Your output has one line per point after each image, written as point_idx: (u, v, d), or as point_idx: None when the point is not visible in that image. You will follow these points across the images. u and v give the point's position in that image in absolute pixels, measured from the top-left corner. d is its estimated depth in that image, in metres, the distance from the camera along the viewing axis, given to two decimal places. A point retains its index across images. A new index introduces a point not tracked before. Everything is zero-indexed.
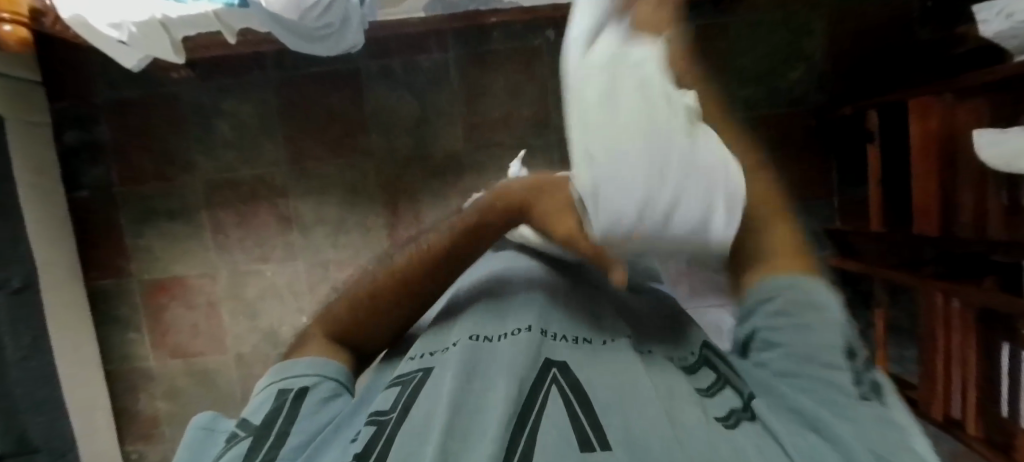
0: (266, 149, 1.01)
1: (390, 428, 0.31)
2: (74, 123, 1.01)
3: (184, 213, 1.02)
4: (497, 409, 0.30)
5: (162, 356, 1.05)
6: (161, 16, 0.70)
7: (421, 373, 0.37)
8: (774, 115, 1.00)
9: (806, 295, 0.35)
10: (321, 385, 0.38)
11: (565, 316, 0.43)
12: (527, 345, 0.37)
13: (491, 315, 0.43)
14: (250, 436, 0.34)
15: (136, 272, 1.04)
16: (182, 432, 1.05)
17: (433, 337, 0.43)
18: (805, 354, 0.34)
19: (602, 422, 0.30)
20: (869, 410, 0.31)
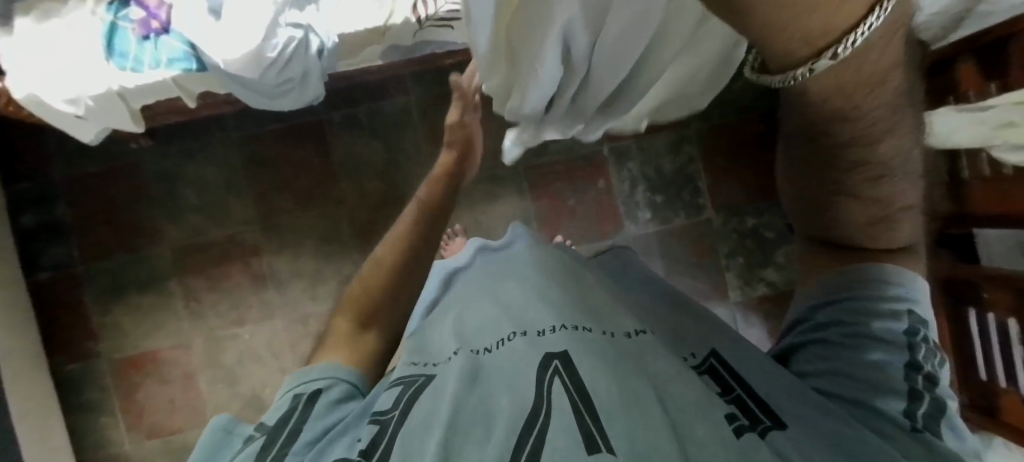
0: (235, 209, 1.00)
1: (392, 427, 0.32)
2: (32, 204, 0.98)
3: (153, 283, 1.00)
4: (499, 423, 0.29)
5: (138, 437, 0.99)
6: (118, 86, 0.70)
7: (423, 377, 0.36)
8: (725, 123, 1.06)
9: (889, 309, 0.37)
10: (335, 386, 0.38)
11: (561, 305, 0.40)
12: (525, 353, 0.35)
13: (484, 320, 0.41)
14: (263, 434, 0.34)
15: (105, 351, 1.00)
16: None
17: (428, 346, 0.42)
18: (864, 364, 0.36)
19: (606, 423, 0.27)
20: (917, 441, 0.31)
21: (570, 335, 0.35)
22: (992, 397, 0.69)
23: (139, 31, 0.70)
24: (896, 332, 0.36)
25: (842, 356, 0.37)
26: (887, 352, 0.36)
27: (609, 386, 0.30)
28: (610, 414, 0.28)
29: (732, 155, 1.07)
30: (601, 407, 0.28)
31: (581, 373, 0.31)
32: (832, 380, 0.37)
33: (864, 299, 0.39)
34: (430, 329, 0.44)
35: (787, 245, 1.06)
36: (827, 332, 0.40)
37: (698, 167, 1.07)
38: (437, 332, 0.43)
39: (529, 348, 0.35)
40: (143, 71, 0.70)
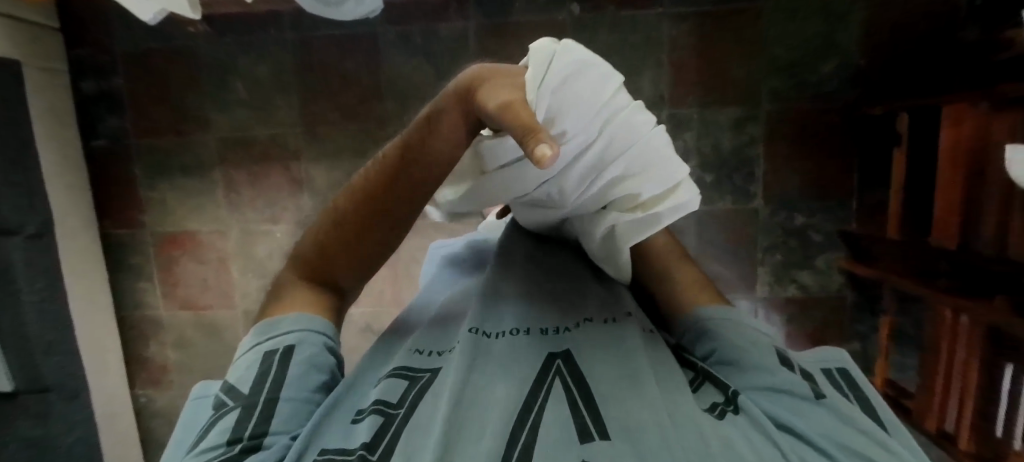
0: (281, 110, 1.00)
1: (396, 424, 0.33)
2: (92, 71, 1.00)
3: (197, 169, 1.03)
4: (498, 409, 0.32)
5: (172, 307, 1.08)
6: None
7: (428, 374, 0.38)
8: (799, 110, 0.97)
9: (735, 318, 0.43)
10: (306, 341, 0.40)
11: (563, 308, 0.44)
12: (528, 345, 0.39)
13: (488, 307, 0.43)
14: (239, 405, 0.36)
15: (149, 223, 1.06)
16: (190, 381, 1.09)
17: (436, 337, 0.44)
18: (756, 359, 0.39)
19: (602, 415, 0.32)
20: (826, 410, 0.35)
21: (569, 335, 0.40)
22: (998, 451, 0.68)
23: None
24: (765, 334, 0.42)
25: (739, 357, 0.39)
26: (767, 346, 0.40)
27: (606, 383, 0.35)
28: (604, 403, 0.33)
29: (799, 145, 0.99)
30: (598, 401, 0.33)
31: (581, 371, 0.36)
32: (738, 372, 0.39)
33: (714, 318, 0.43)
34: (446, 314, 0.47)
35: (830, 251, 1.01)
36: (721, 341, 0.41)
37: (757, 152, 0.99)
38: (445, 325, 0.45)
39: (535, 344, 0.39)
40: None
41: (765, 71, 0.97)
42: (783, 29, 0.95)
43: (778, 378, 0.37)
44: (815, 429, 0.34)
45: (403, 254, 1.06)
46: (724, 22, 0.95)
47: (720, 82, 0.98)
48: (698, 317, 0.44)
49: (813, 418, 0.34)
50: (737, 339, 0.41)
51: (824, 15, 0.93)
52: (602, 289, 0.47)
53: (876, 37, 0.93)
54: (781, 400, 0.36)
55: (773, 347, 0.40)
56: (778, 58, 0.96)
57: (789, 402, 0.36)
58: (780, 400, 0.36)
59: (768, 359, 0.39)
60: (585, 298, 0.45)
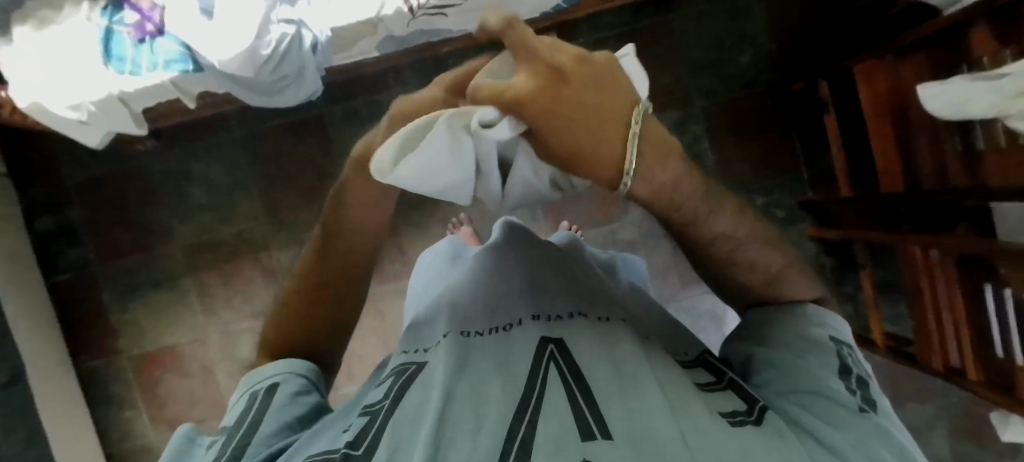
0: (242, 205, 1.01)
1: (380, 418, 0.34)
2: (47, 208, 1.00)
3: (167, 281, 1.02)
4: (497, 402, 0.33)
5: (162, 429, 1.02)
6: (119, 91, 0.73)
7: (415, 365, 0.41)
8: (730, 100, 1.04)
9: (810, 319, 0.40)
10: (291, 380, 0.39)
11: (549, 296, 0.46)
12: (522, 336, 0.40)
13: (474, 311, 0.45)
14: (223, 436, 0.35)
15: (125, 348, 1.02)
16: None
17: (423, 334, 0.46)
18: (801, 362, 0.36)
19: (603, 412, 0.31)
20: (868, 422, 0.31)
21: (563, 323, 0.42)
22: (1005, 372, 0.68)
23: (134, 35, 0.73)
24: (823, 334, 0.38)
25: (780, 358, 0.38)
26: (820, 350, 0.37)
27: (602, 377, 0.35)
28: (606, 401, 0.32)
29: (738, 132, 1.04)
30: (599, 398, 0.32)
31: (576, 360, 0.37)
32: (777, 373, 0.37)
33: (790, 315, 0.41)
34: (426, 314, 0.50)
35: (796, 224, 1.05)
36: (766, 348, 0.39)
37: (704, 147, 1.04)
38: (427, 325, 0.48)
39: (533, 332, 0.41)
40: (141, 75, 0.73)
41: (690, 73, 1.04)
42: (697, 32, 1.03)
43: (812, 381, 0.35)
44: (846, 439, 0.30)
45: (389, 320, 1.05)
46: (645, 36, 1.02)
47: (652, 92, 1.04)
48: (768, 314, 0.42)
49: (850, 431, 0.31)
50: (794, 342, 0.38)
51: (729, 13, 1.02)
52: (600, 289, 0.49)
53: (781, 23, 1.01)
54: (814, 405, 0.33)
55: (828, 350, 0.37)
56: (699, 60, 1.03)
57: (821, 406, 0.33)
58: (810, 408, 0.33)
59: (814, 362, 0.36)
60: (574, 291, 0.47)
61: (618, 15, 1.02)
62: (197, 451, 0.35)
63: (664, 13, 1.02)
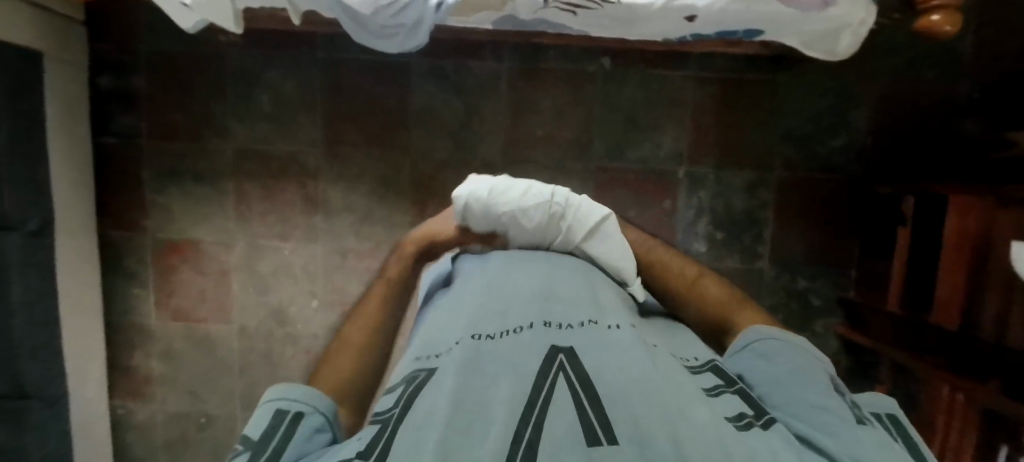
0: (303, 127, 1.00)
1: (390, 429, 0.32)
2: (113, 68, 0.98)
3: (210, 177, 1.01)
4: (502, 406, 0.31)
5: (164, 316, 1.03)
6: None
7: (424, 373, 0.39)
8: (806, 178, 1.02)
9: (800, 344, 0.45)
10: (314, 414, 0.38)
11: (561, 308, 0.46)
12: (529, 340, 0.40)
13: (491, 312, 0.46)
14: (246, 450, 0.34)
15: (150, 228, 1.02)
16: (175, 396, 1.04)
17: (437, 335, 0.45)
18: (798, 382, 0.40)
19: (609, 418, 0.30)
20: (871, 432, 0.35)
21: (571, 330, 0.42)
22: None
23: None
24: (819, 361, 0.43)
25: (784, 370, 0.41)
26: (818, 371, 0.41)
27: (610, 382, 0.34)
28: (611, 405, 0.31)
29: (805, 212, 1.03)
30: (605, 404, 0.31)
31: (584, 365, 0.36)
32: (780, 388, 0.40)
33: (771, 340, 0.45)
34: (441, 321, 0.48)
35: (828, 317, 1.05)
36: (766, 365, 0.43)
37: (767, 215, 1.03)
38: (443, 327, 0.47)
39: (539, 339, 0.40)
40: None
41: (780, 139, 1.01)
42: (799, 101, 1.00)
43: (817, 397, 0.38)
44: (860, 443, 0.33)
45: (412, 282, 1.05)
46: (748, 89, 1.00)
47: (736, 146, 1.02)
48: (750, 337, 0.47)
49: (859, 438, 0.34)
50: (789, 364, 0.42)
51: (836, 91, 0.99)
52: (609, 304, 0.49)
53: (883, 118, 0.99)
54: (821, 416, 0.36)
55: (822, 372, 0.41)
56: (793, 130, 1.01)
57: (823, 417, 0.36)
58: (814, 418, 0.36)
59: (813, 377, 0.40)
60: (585, 304, 0.48)
61: (729, 60, 0.99)
62: None
63: (774, 72, 0.99)
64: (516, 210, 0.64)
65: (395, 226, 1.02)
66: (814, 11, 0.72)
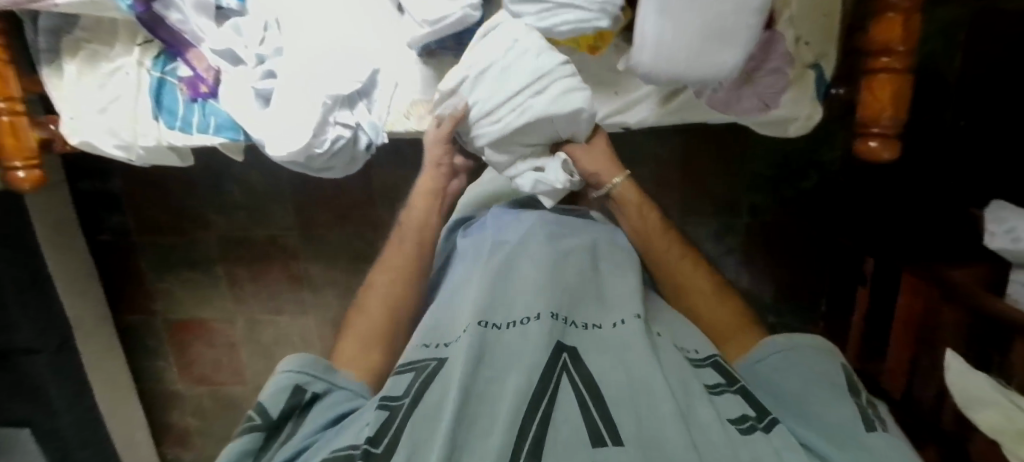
0: (277, 214, 1.04)
1: (401, 415, 0.40)
2: (90, 175, 1.03)
3: (201, 264, 1.09)
4: (509, 401, 0.38)
5: (189, 381, 1.17)
6: (167, 142, 0.73)
7: (434, 362, 0.46)
8: (773, 221, 1.00)
9: (809, 352, 0.52)
10: (335, 393, 0.51)
11: (564, 296, 0.51)
12: (538, 332, 0.45)
13: (498, 304, 0.50)
14: (265, 427, 0.46)
15: (160, 311, 1.13)
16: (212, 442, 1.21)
17: (443, 328, 0.52)
18: (814, 392, 0.48)
19: (614, 419, 0.38)
20: (885, 436, 0.41)
21: (580, 330, 0.48)
22: None
23: (187, 93, 0.70)
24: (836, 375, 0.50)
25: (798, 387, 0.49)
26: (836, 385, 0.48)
27: (611, 383, 0.41)
28: (613, 404, 0.39)
29: (772, 254, 1.02)
30: (607, 403, 0.39)
31: (587, 370, 0.43)
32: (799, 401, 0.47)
33: (789, 352, 0.52)
34: (449, 313, 0.54)
35: None
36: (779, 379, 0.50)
37: (735, 260, 1.04)
38: (450, 319, 0.54)
39: (547, 331, 0.45)
40: (192, 133, 0.72)
41: (746, 186, 0.98)
42: (765, 145, 0.95)
43: (835, 415, 0.44)
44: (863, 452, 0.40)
45: None
46: (711, 138, 0.96)
47: (700, 195, 1.00)
48: (771, 346, 0.53)
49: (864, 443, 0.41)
50: (808, 380, 0.49)
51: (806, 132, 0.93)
52: (620, 293, 0.53)
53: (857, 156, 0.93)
54: (827, 428, 0.43)
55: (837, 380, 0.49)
56: (759, 174, 0.97)
57: (834, 427, 0.43)
58: (826, 432, 0.43)
59: (827, 387, 0.48)
60: (590, 300, 0.53)
61: None
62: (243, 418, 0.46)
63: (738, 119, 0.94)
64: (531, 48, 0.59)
65: None
66: (755, 112, 0.68)
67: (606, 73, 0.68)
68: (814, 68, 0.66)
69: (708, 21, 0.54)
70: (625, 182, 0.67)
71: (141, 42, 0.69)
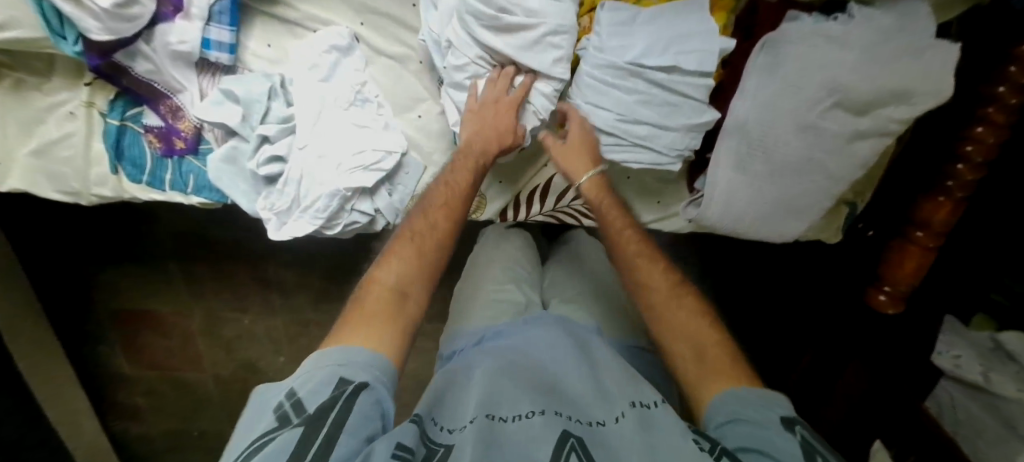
0: (240, 216, 0.92)
1: None
2: None
3: (149, 257, 0.96)
4: None
5: (138, 366, 1.09)
6: (129, 194, 0.59)
7: (443, 451, 0.36)
8: None
9: (775, 405, 0.37)
10: (378, 388, 0.36)
11: (573, 385, 0.42)
12: (543, 427, 0.36)
13: (501, 392, 0.40)
14: (301, 425, 0.32)
15: (99, 298, 1.01)
16: (165, 421, 1.16)
17: (442, 412, 0.41)
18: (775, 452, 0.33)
19: None
20: None
21: (593, 420, 0.39)
22: None
23: (157, 147, 0.56)
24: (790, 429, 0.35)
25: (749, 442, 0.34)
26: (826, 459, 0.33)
27: None
28: None
29: None
30: None
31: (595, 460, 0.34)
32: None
33: (748, 397, 0.38)
34: (453, 386, 0.44)
35: None
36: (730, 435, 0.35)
37: None
38: (451, 397, 0.43)
39: (549, 422, 0.37)
40: (162, 190, 0.58)
41: None
42: None
43: None
44: None
45: None
46: None
47: None
48: (727, 399, 0.38)
49: None
50: (768, 435, 0.34)
51: None
52: (618, 374, 0.43)
53: None
54: None
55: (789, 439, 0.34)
56: None
57: None
58: None
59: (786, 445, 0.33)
60: (595, 377, 0.44)
61: None
62: (269, 410, 0.34)
63: None
64: (641, 87, 0.49)
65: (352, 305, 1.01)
66: None
67: (653, 182, 0.62)
68: (849, 205, 0.66)
69: (784, 193, 0.52)
70: (595, 180, 0.52)
71: (90, 81, 0.54)
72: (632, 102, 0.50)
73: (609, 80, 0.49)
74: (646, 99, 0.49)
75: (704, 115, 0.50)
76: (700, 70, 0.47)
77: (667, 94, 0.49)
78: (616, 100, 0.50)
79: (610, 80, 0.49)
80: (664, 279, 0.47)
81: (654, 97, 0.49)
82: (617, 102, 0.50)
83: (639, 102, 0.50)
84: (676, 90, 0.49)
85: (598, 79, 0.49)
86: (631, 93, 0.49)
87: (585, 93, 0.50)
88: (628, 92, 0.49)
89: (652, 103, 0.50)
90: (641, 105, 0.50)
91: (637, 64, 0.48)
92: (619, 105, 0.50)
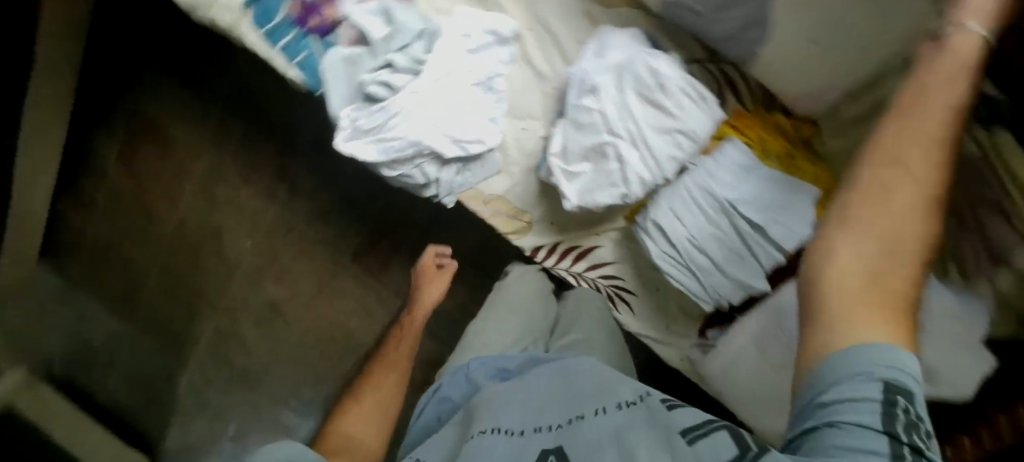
0: (304, 108, 0.99)
1: None
2: None
3: (205, 91, 1.01)
4: None
5: (118, 169, 1.06)
6: (239, 32, 0.60)
7: None
8: None
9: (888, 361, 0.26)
10: None
11: (553, 411, 0.42)
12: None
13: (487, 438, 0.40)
14: None
15: (136, 94, 1.03)
16: (96, 233, 1.08)
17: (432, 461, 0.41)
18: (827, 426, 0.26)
19: None
20: None
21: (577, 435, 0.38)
22: None
23: (294, 13, 0.59)
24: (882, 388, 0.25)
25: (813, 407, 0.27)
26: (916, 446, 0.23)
27: None
28: None
29: None
30: None
31: None
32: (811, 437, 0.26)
33: (862, 350, 0.27)
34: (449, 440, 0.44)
35: None
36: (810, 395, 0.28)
37: None
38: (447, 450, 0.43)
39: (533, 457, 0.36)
40: (271, 47, 0.59)
41: None
42: None
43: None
44: None
45: (326, 294, 1.04)
46: None
47: None
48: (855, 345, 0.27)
49: None
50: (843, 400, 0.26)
51: None
52: (594, 388, 0.43)
53: None
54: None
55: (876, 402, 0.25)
56: None
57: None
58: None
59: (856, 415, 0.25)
60: (571, 396, 0.44)
61: None
62: None
63: None
64: (722, 225, 0.52)
65: (340, 241, 1.01)
66: None
67: (675, 308, 0.64)
68: None
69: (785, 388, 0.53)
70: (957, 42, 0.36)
71: None
72: (707, 232, 0.52)
73: (701, 203, 0.52)
74: (720, 238, 0.52)
75: (756, 281, 0.52)
76: (778, 242, 0.50)
77: (738, 244, 0.52)
78: (698, 223, 0.52)
79: (703, 203, 0.52)
80: (930, 176, 0.31)
81: (727, 241, 0.52)
82: (697, 224, 0.52)
83: (713, 236, 0.52)
84: (747, 247, 0.52)
85: (694, 195, 0.52)
86: (711, 224, 0.52)
87: (677, 199, 0.53)
88: (709, 222, 0.52)
89: (723, 243, 0.52)
90: (712, 240, 0.52)
91: (732, 204, 0.51)
92: (698, 226, 0.52)
